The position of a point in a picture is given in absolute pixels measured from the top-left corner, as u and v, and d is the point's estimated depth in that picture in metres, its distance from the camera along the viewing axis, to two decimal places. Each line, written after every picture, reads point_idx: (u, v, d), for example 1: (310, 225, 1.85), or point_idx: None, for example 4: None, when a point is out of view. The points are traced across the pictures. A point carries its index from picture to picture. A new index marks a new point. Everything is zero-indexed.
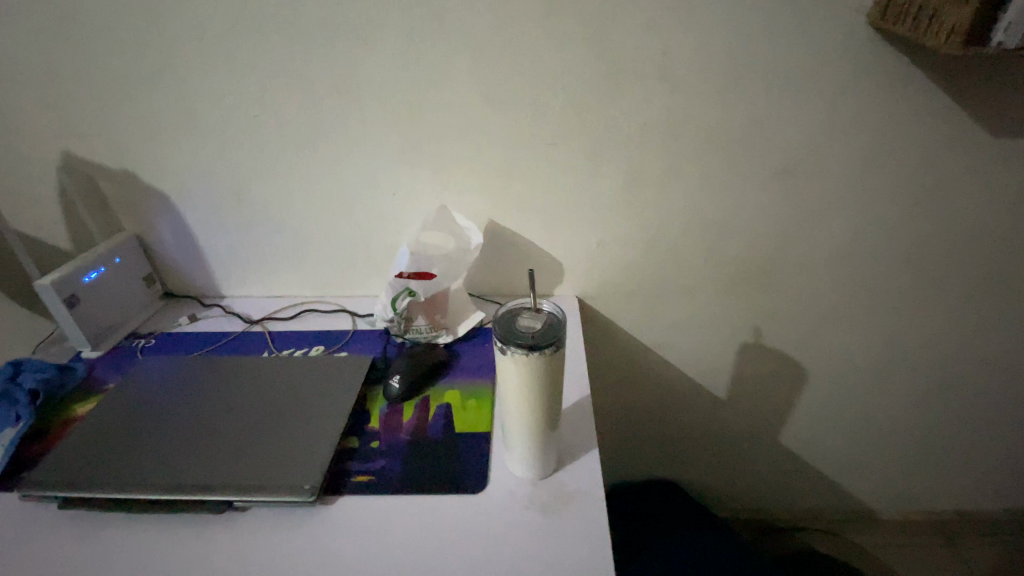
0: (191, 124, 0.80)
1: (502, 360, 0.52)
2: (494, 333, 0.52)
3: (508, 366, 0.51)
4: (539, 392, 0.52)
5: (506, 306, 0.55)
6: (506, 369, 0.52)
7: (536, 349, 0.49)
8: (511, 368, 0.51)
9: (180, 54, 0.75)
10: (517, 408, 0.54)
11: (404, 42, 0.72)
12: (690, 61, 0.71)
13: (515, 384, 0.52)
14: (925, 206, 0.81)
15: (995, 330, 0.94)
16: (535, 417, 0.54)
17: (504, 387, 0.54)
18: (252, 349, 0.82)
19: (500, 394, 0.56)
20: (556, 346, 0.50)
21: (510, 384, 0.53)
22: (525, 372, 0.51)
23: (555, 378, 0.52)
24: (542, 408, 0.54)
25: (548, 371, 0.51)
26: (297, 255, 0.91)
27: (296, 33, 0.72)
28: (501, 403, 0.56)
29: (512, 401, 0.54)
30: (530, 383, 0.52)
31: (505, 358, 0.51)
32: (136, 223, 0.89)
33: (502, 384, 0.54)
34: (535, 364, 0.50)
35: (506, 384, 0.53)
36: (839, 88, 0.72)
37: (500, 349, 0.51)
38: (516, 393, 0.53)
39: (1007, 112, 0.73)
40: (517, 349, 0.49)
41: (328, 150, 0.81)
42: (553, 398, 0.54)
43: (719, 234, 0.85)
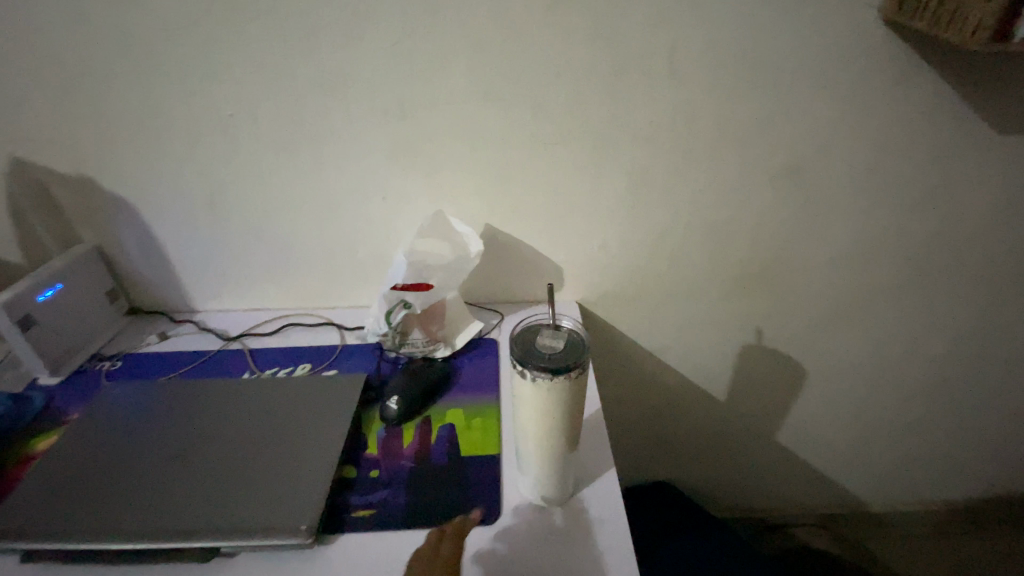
0: (157, 125, 0.73)
1: (521, 384, 0.48)
2: (512, 354, 0.48)
3: (528, 391, 0.48)
4: (561, 418, 0.49)
5: (522, 323, 0.51)
6: (524, 394, 0.48)
7: (560, 373, 0.45)
8: (531, 393, 0.48)
9: (143, 47, 0.67)
10: (536, 434, 0.51)
11: (395, 37, 0.66)
12: (700, 56, 0.68)
13: (535, 410, 0.49)
14: (927, 205, 0.81)
15: (989, 327, 0.95)
16: (555, 443, 0.51)
17: (522, 413, 0.50)
18: (232, 369, 0.75)
19: (516, 418, 0.52)
20: (581, 368, 0.46)
21: (529, 410, 0.49)
22: (548, 398, 0.47)
23: (578, 401, 0.49)
24: (563, 433, 0.50)
25: (572, 395, 0.48)
26: (278, 265, 0.85)
27: (275, 25, 0.66)
28: (517, 428, 0.52)
29: (530, 427, 0.51)
30: (552, 408, 0.48)
31: (525, 381, 0.47)
32: (96, 234, 0.81)
33: (519, 409, 0.51)
34: (559, 389, 0.47)
35: (524, 409, 0.50)
36: (850, 85, 0.70)
37: (519, 372, 0.47)
38: (535, 419, 0.49)
39: (1012, 110, 0.73)
40: (539, 373, 0.46)
41: (313, 153, 0.75)
42: (575, 422, 0.50)
43: (723, 236, 0.83)
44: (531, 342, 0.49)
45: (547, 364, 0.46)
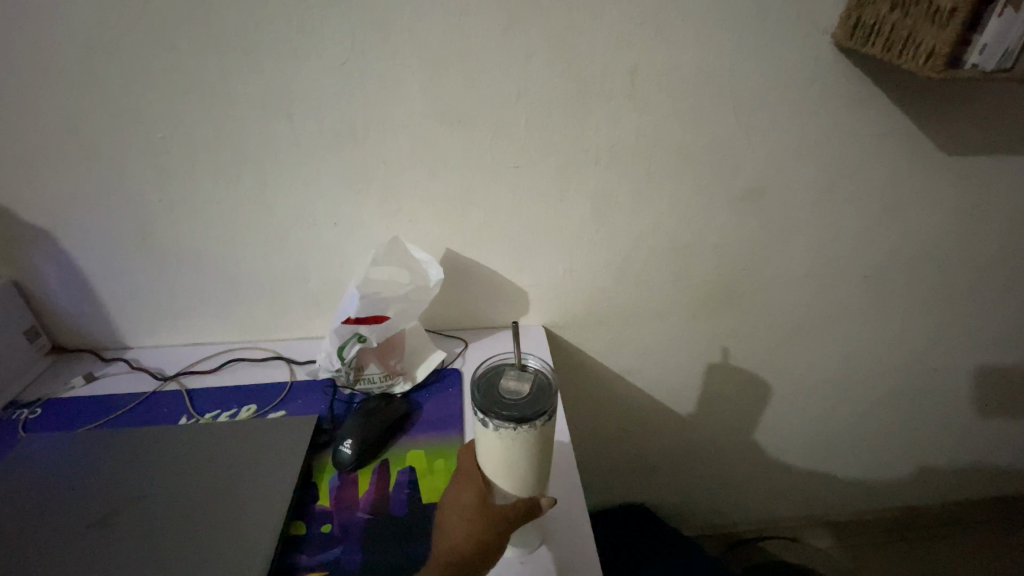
0: (79, 148, 0.66)
1: (483, 431, 0.45)
2: (474, 401, 0.44)
3: (489, 439, 0.45)
4: (527, 464, 0.46)
5: (485, 363, 0.48)
6: (486, 440, 0.45)
7: (525, 423, 0.42)
8: (495, 442, 0.44)
9: (61, 64, 0.61)
10: (502, 479, 0.47)
11: (345, 56, 0.62)
12: (660, 79, 0.67)
13: (500, 457, 0.45)
14: (882, 224, 0.82)
15: (942, 339, 0.98)
16: (522, 486, 0.47)
17: (486, 458, 0.47)
18: (167, 415, 0.68)
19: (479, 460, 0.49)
20: (547, 416, 0.43)
21: (492, 456, 0.46)
22: (512, 447, 0.44)
23: (546, 448, 0.46)
24: (531, 476, 0.47)
25: (539, 442, 0.44)
26: (221, 296, 0.78)
27: (211, 41, 0.61)
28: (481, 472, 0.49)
29: (495, 472, 0.47)
30: (518, 455, 0.45)
31: (487, 430, 0.44)
32: (10, 268, 0.73)
33: (483, 454, 0.47)
34: (525, 437, 0.43)
35: (487, 454, 0.46)
36: (808, 107, 0.70)
37: (481, 422, 0.44)
38: (499, 466, 0.46)
39: (959, 132, 0.75)
40: (501, 424, 0.43)
41: (257, 176, 0.69)
42: (543, 466, 0.47)
43: (688, 257, 0.82)
44: (495, 386, 0.45)
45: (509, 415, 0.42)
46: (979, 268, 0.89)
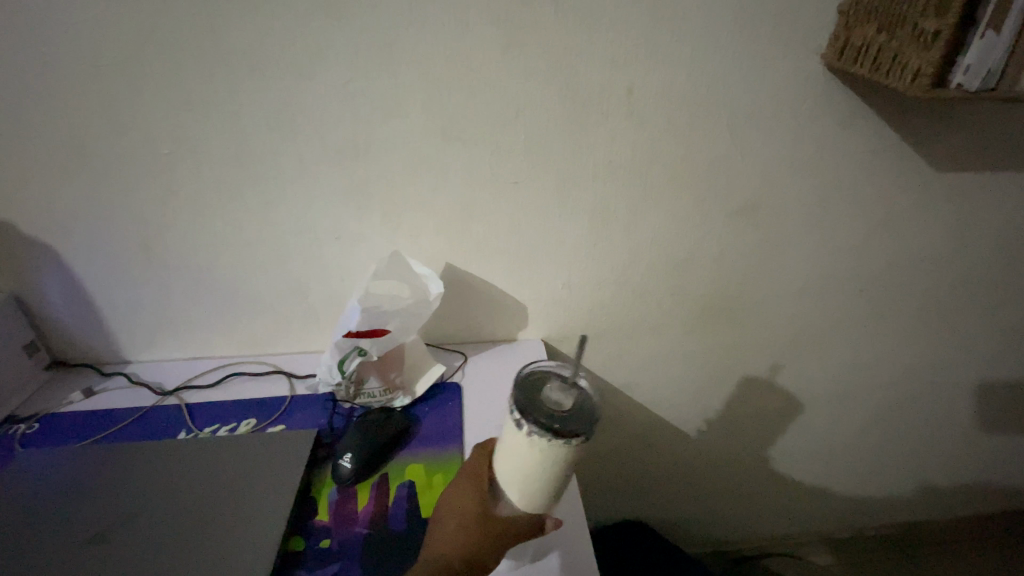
0: (85, 164, 0.67)
1: (515, 430, 0.45)
2: (515, 399, 0.45)
3: (521, 440, 0.45)
4: (547, 480, 0.46)
5: (536, 366, 0.48)
6: (515, 442, 0.45)
7: (559, 438, 0.42)
8: (524, 447, 0.44)
9: (69, 82, 0.62)
10: (516, 491, 0.47)
11: (349, 75, 0.64)
12: (655, 98, 0.68)
13: (522, 464, 0.46)
14: (875, 239, 0.83)
15: (938, 353, 0.99)
16: (534, 506, 0.48)
17: (507, 462, 0.47)
18: (165, 429, 0.68)
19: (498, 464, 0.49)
20: (583, 438, 0.43)
21: (516, 461, 0.46)
22: (540, 457, 0.44)
23: (570, 469, 0.46)
24: (544, 498, 0.48)
25: (566, 462, 0.44)
26: (221, 311, 0.79)
27: (217, 60, 0.62)
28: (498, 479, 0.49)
29: (512, 481, 0.47)
30: (541, 468, 0.45)
31: (519, 432, 0.44)
32: (11, 282, 0.73)
33: (503, 458, 0.48)
34: (555, 452, 0.43)
35: (510, 458, 0.47)
36: (799, 126, 0.72)
37: (517, 421, 0.44)
38: (521, 474, 0.46)
39: (947, 150, 0.76)
40: (541, 428, 0.43)
41: (260, 192, 0.70)
42: (559, 488, 0.47)
43: (685, 272, 0.83)
44: (539, 392, 0.45)
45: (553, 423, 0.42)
46: (971, 283, 0.91)
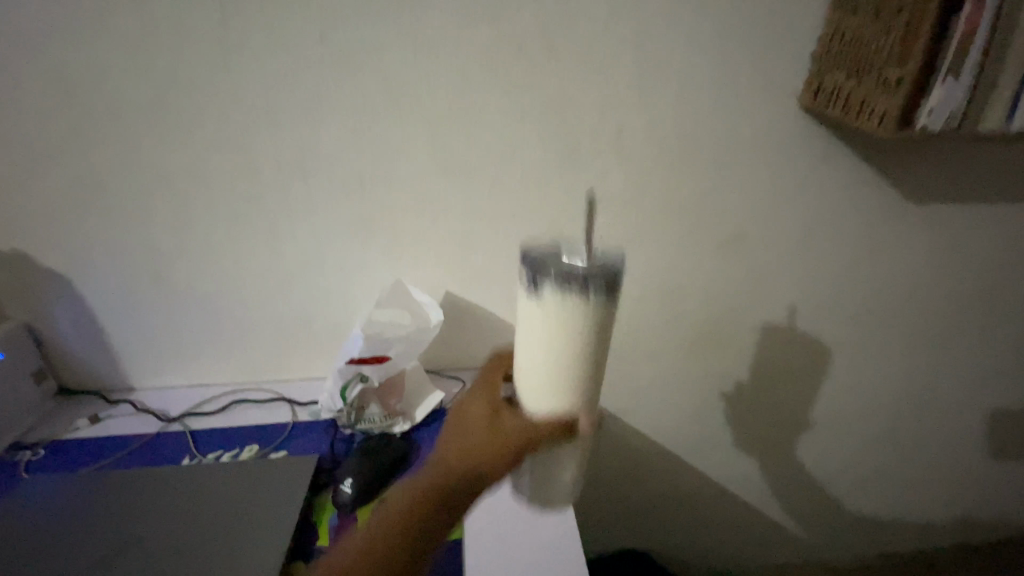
0: (103, 199, 0.70)
1: (530, 305, 0.42)
2: (525, 268, 0.42)
3: (537, 310, 0.42)
4: (578, 357, 0.42)
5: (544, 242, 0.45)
6: (533, 316, 0.42)
7: (581, 288, 0.39)
8: (544, 316, 0.41)
9: (93, 123, 0.66)
10: (541, 386, 0.45)
11: (356, 117, 0.68)
12: (644, 136, 0.73)
13: (544, 339, 0.42)
14: (859, 268, 0.87)
15: (926, 378, 1.01)
16: (561, 403, 0.45)
17: (529, 348, 0.44)
18: (169, 456, 0.69)
19: (518, 367, 0.46)
20: (608, 288, 0.40)
21: (537, 339, 0.43)
22: (564, 322, 0.41)
23: (600, 337, 0.42)
24: (574, 388, 0.44)
25: (594, 326, 0.41)
26: (227, 338, 0.81)
27: (234, 103, 0.67)
28: (517, 385, 0.48)
29: (536, 372, 0.44)
30: (567, 340, 0.42)
31: (536, 301, 0.41)
32: (24, 311, 0.76)
33: (521, 347, 0.45)
34: (580, 311, 0.40)
35: (532, 342, 0.43)
36: (780, 161, 0.76)
37: (531, 289, 0.41)
38: (543, 356, 0.43)
39: (922, 184, 0.81)
40: (558, 282, 0.40)
41: (268, 224, 0.74)
42: (592, 372, 0.44)
43: (677, 299, 0.86)
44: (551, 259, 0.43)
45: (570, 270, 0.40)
46: (954, 309, 0.93)
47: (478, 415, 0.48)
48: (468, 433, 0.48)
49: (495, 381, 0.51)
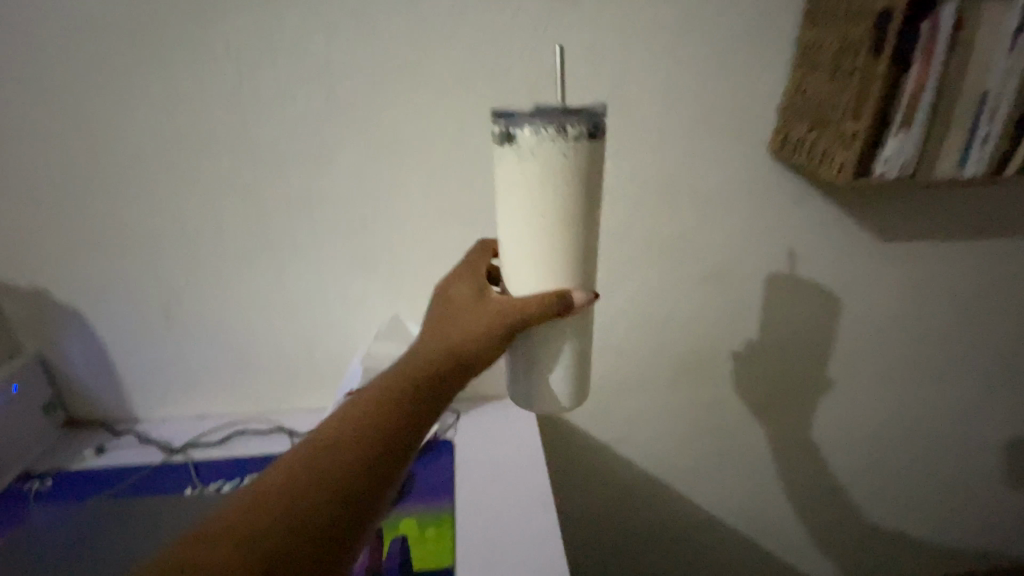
0: (121, 239, 0.75)
1: (506, 160, 0.44)
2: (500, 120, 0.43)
3: (514, 163, 0.44)
4: (564, 212, 0.45)
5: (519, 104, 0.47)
6: (510, 172, 0.45)
7: (557, 129, 0.41)
8: (523, 163, 0.43)
9: (117, 170, 0.72)
10: (527, 250, 0.47)
11: (359, 163, 0.74)
12: (627, 181, 0.78)
13: (525, 194, 0.45)
14: (837, 302, 0.91)
15: (913, 409, 1.03)
16: (548, 264, 0.47)
17: (509, 214, 0.47)
18: (171, 486, 0.72)
19: (503, 240, 0.50)
20: (584, 125, 0.42)
21: (518, 198, 0.45)
22: (542, 171, 0.43)
23: (581, 182, 0.44)
24: (562, 248, 0.47)
25: (573, 167, 0.43)
26: (231, 370, 0.84)
27: (246, 152, 0.72)
28: (502, 264, 0.51)
29: (523, 235, 0.47)
30: (549, 186, 0.44)
31: (513, 151, 0.43)
32: (41, 344, 0.80)
33: (505, 208, 0.47)
34: (558, 151, 0.42)
35: (512, 203, 0.46)
36: (756, 204, 0.81)
37: (507, 140, 0.43)
38: (524, 213, 0.46)
39: (892, 223, 0.86)
40: (533, 123, 0.42)
41: (274, 262, 0.78)
42: (577, 227, 0.46)
43: (664, 332, 0.89)
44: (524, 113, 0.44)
45: (547, 111, 0.41)
46: (931, 343, 0.97)
47: (467, 295, 0.53)
48: (462, 311, 0.52)
49: (477, 270, 0.56)
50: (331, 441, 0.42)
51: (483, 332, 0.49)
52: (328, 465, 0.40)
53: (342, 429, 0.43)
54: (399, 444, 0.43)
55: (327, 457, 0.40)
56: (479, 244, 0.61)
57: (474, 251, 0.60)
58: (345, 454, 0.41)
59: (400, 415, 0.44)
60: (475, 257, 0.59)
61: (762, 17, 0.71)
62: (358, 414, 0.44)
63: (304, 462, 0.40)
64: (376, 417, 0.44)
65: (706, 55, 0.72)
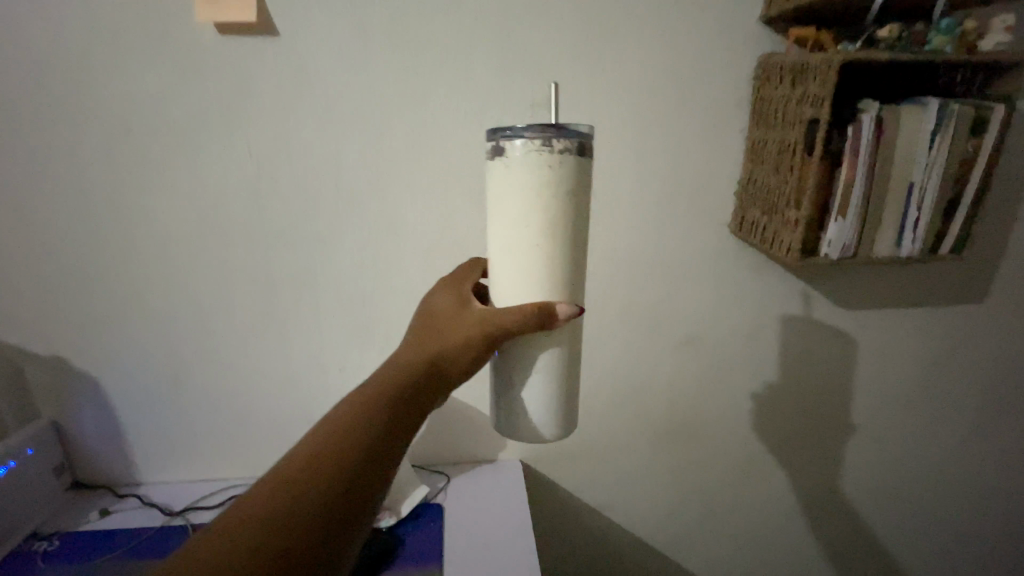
0: (139, 312, 0.82)
1: (498, 171, 0.47)
2: (496, 135, 0.47)
3: (504, 173, 0.47)
4: (550, 223, 0.47)
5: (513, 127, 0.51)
6: (501, 184, 0.47)
7: (545, 138, 0.44)
8: (513, 170, 0.46)
9: (139, 252, 0.80)
10: (514, 260, 0.49)
11: (361, 244, 0.81)
12: (604, 257, 0.85)
13: (512, 204, 0.47)
14: (812, 368, 0.95)
15: (897, 472, 1.05)
16: (535, 274, 0.49)
17: (499, 224, 0.49)
18: (169, 549, 0.75)
19: (492, 251, 0.51)
20: (570, 140, 0.45)
21: (506, 209, 0.48)
22: (529, 180, 0.45)
23: (567, 192, 0.46)
24: (547, 259, 0.48)
25: (558, 176, 0.46)
26: (232, 433, 0.89)
27: (257, 235, 0.80)
28: (491, 275, 0.52)
29: (511, 241, 0.48)
30: (535, 193, 0.46)
31: (505, 160, 0.46)
32: (56, 410, 0.86)
33: (495, 217, 0.49)
34: (544, 160, 0.45)
35: (501, 214, 0.48)
36: (724, 277, 0.88)
37: (500, 150, 0.46)
38: (512, 220, 0.48)
39: (860, 294, 0.91)
40: (523, 135, 0.45)
41: (280, 332, 0.85)
42: (563, 237, 0.48)
43: (645, 396, 0.94)
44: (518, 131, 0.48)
45: (537, 126, 0.45)
46: (908, 407, 1.00)
47: (450, 308, 0.55)
48: (446, 320, 0.54)
49: (461, 284, 0.59)
50: (314, 453, 0.43)
51: (464, 345, 0.51)
52: (312, 476, 0.42)
53: (325, 442, 0.44)
54: (381, 456, 0.45)
55: (311, 468, 0.42)
56: (468, 261, 0.64)
57: (461, 267, 0.62)
58: (328, 466, 0.42)
59: (381, 427, 0.46)
60: (459, 272, 0.62)
61: (721, 114, 0.79)
62: (340, 427, 0.45)
63: (289, 474, 0.42)
64: (357, 428, 0.45)
65: (673, 149, 0.80)
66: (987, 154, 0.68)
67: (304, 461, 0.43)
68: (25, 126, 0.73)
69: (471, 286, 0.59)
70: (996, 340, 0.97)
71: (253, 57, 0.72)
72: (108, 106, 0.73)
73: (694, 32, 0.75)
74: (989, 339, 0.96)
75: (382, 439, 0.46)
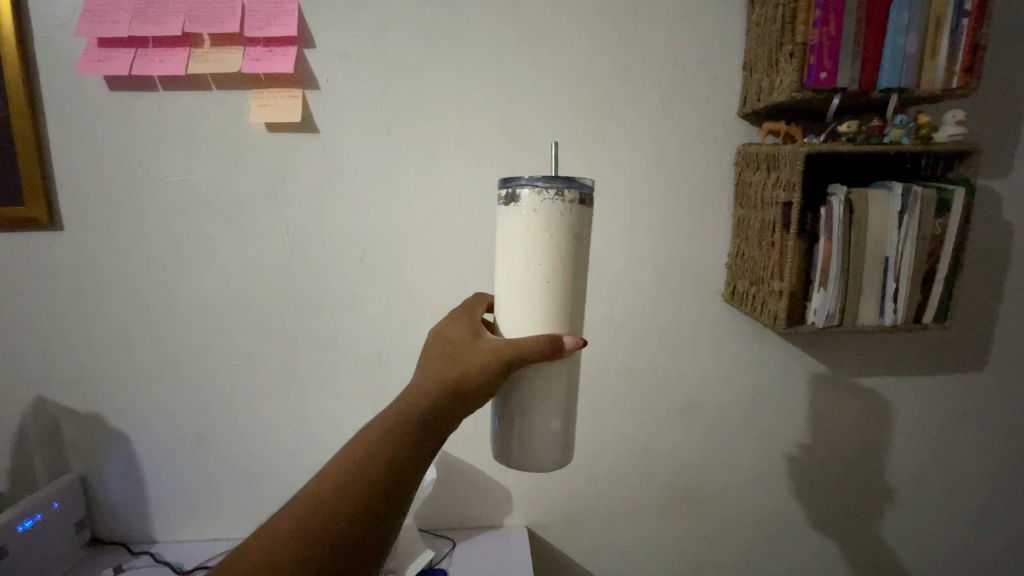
0: (171, 371, 0.89)
1: (511, 215, 0.53)
2: (508, 183, 0.53)
3: (518, 217, 0.52)
4: (558, 263, 0.52)
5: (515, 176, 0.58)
6: (514, 226, 0.52)
7: (556, 188, 0.50)
8: (525, 215, 0.51)
9: (177, 314, 0.88)
10: (523, 298, 0.53)
11: (379, 310, 0.88)
12: (603, 324, 0.90)
13: (525, 244, 0.52)
14: (815, 435, 0.96)
15: (912, 547, 1.02)
16: (543, 312, 0.53)
17: (510, 262, 0.54)
18: None
19: (500, 289, 0.56)
20: (576, 192, 0.51)
21: (519, 249, 0.52)
22: (542, 223, 0.51)
23: (572, 236, 0.52)
24: (554, 297, 0.53)
25: (566, 222, 0.51)
26: (245, 491, 0.93)
27: (284, 300, 0.88)
28: (499, 312, 0.56)
29: (522, 280, 0.53)
30: (545, 235, 0.51)
31: (519, 206, 0.52)
32: (84, 465, 0.91)
33: (506, 255, 0.54)
34: (554, 207, 0.51)
35: (513, 253, 0.53)
36: (721, 344, 0.92)
37: (513, 196, 0.52)
38: (522, 260, 0.52)
39: (857, 362, 0.93)
40: (535, 186, 0.51)
41: (299, 391, 0.90)
42: (568, 277, 0.53)
43: (647, 462, 0.95)
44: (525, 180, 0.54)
45: (548, 177, 0.51)
46: (921, 477, 0.99)
47: (463, 337, 0.55)
48: (458, 348, 0.54)
49: (472, 314, 0.60)
50: (340, 482, 0.45)
51: (480, 375, 0.52)
52: (336, 507, 0.44)
53: (345, 470, 0.46)
54: (397, 489, 0.47)
55: (333, 499, 0.44)
56: (476, 293, 0.66)
57: (471, 300, 0.63)
58: (351, 497, 0.45)
59: (397, 458, 0.48)
60: (467, 305, 0.63)
61: (708, 195, 0.87)
62: (359, 455, 0.47)
63: (316, 503, 0.44)
64: (375, 458, 0.47)
65: (664, 225, 0.88)
66: (955, 231, 0.73)
67: (330, 491, 0.45)
68: (93, 205, 0.84)
69: (480, 317, 0.60)
70: (1003, 408, 0.97)
71: (294, 148, 0.83)
72: (166, 189, 0.84)
73: (679, 124, 0.84)
74: (993, 407, 0.97)
75: (393, 474, 0.47)
